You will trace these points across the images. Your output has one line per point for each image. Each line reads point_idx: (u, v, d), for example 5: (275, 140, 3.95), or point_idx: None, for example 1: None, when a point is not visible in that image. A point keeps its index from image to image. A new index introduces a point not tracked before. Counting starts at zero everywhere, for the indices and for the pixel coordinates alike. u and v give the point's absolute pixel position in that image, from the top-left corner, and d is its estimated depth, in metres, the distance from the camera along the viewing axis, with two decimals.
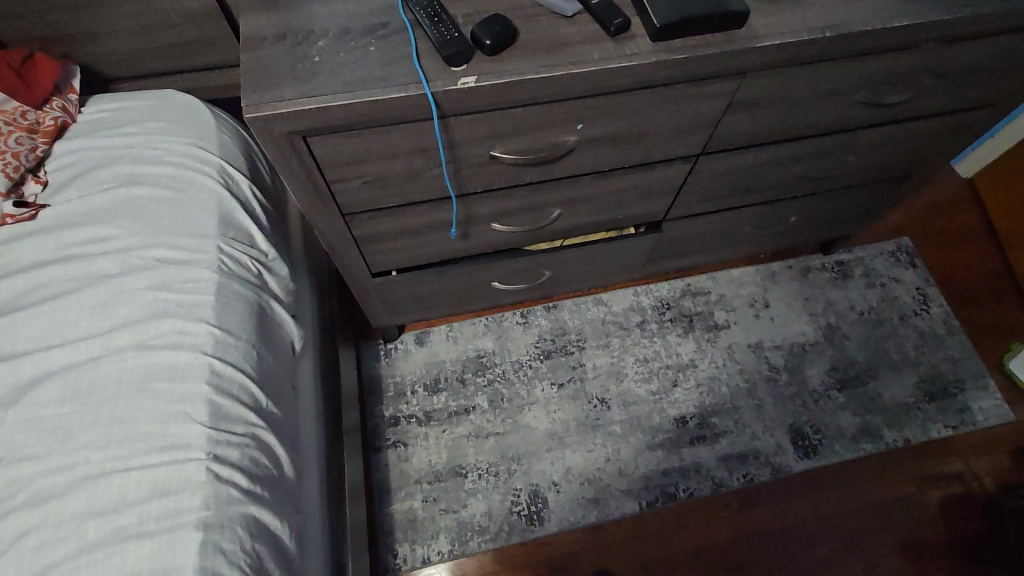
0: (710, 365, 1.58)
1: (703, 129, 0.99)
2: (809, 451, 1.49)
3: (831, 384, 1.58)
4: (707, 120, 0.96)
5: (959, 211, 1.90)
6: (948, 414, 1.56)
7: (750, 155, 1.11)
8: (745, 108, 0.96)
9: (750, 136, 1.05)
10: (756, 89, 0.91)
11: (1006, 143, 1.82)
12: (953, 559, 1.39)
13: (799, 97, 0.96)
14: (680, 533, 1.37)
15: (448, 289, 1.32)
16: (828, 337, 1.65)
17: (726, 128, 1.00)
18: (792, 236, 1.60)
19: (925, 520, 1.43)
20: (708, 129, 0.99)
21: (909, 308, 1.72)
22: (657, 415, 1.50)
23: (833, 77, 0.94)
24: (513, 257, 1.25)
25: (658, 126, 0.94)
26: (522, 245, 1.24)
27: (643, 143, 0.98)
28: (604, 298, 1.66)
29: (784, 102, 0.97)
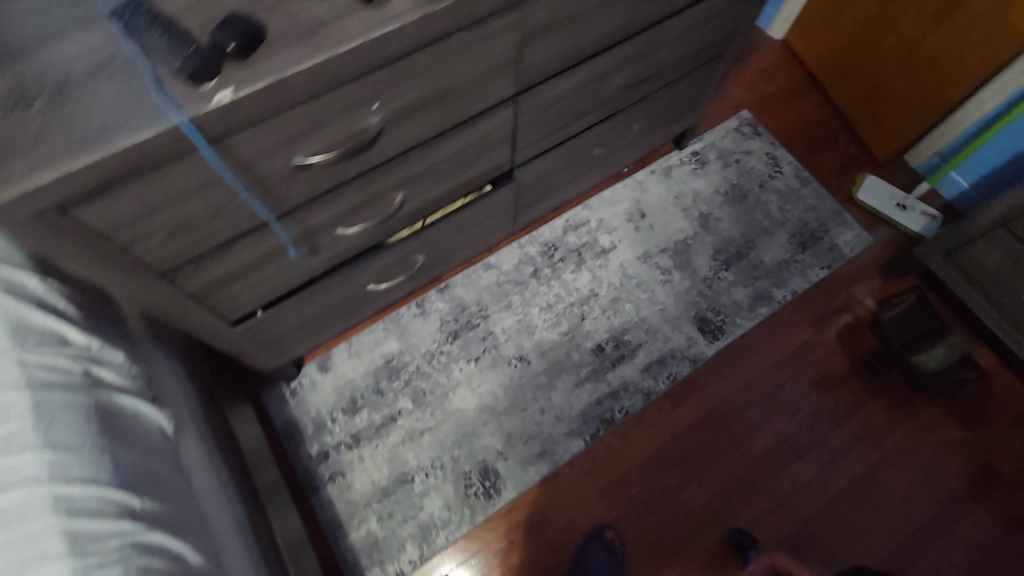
0: (609, 288, 1.63)
1: (511, 68, 0.93)
2: (717, 333, 1.60)
3: (718, 267, 1.68)
4: (510, 60, 0.91)
5: (780, 70, 2.03)
6: (820, 257, 1.71)
7: (568, 80, 1.08)
8: (543, 34, 0.92)
9: (558, 62, 1.02)
10: (545, 13, 0.88)
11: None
12: (856, 377, 1.56)
13: (585, 10, 0.94)
14: (625, 449, 1.44)
15: (324, 309, 1.25)
16: (703, 225, 1.74)
17: (534, 62, 0.97)
18: (642, 143, 1.64)
19: (824, 355, 1.59)
20: (516, 67, 0.94)
21: (765, 174, 1.83)
22: (575, 352, 1.55)
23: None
24: (377, 256, 1.19)
25: (463, 80, 0.88)
26: (381, 240, 1.18)
27: (455, 101, 0.92)
28: (492, 261, 1.65)
29: (573, 20, 0.94)
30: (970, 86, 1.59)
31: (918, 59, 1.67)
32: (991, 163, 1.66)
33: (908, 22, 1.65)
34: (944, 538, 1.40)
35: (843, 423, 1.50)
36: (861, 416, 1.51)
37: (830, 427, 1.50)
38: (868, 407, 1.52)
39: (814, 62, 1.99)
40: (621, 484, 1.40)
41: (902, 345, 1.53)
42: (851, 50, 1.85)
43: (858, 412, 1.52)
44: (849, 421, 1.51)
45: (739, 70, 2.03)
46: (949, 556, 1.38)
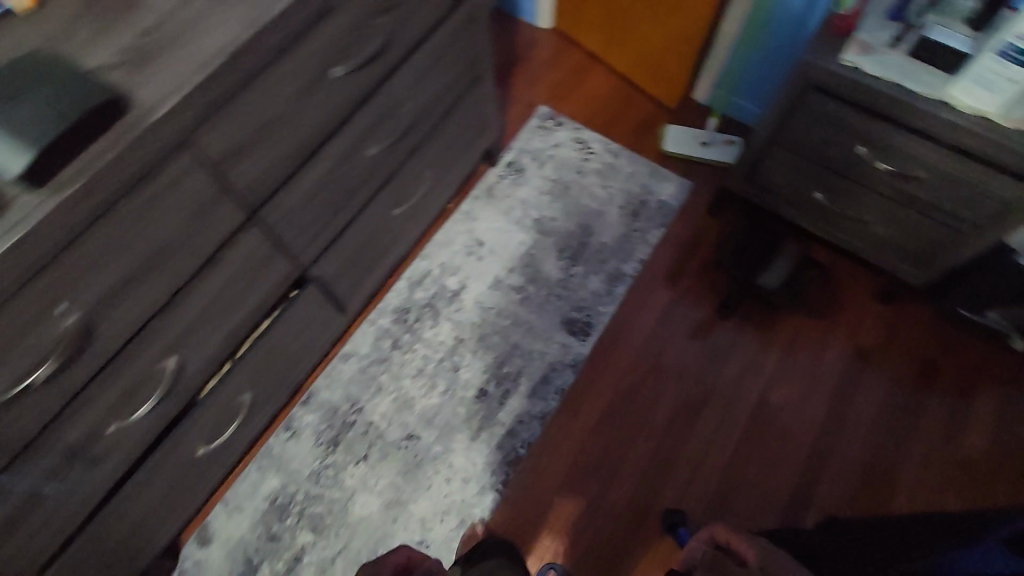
0: (473, 328, 1.59)
1: (221, 198, 0.86)
2: (587, 329, 1.61)
3: (568, 265, 1.69)
4: (212, 193, 0.84)
5: (558, 56, 2.08)
6: (654, 219, 1.76)
7: (308, 176, 1.01)
8: (238, 155, 0.85)
9: (283, 167, 0.95)
10: (222, 140, 0.81)
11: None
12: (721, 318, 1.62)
13: (278, 114, 0.88)
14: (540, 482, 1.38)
15: (160, 498, 1.11)
16: (540, 230, 1.74)
17: (245, 183, 0.89)
18: (448, 180, 1.61)
19: (691, 308, 1.63)
20: (226, 194, 0.87)
21: (579, 160, 1.86)
22: (461, 405, 1.50)
23: (288, 75, 0.86)
24: (189, 421, 1.07)
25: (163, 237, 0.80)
26: (184, 403, 1.05)
27: (170, 257, 0.83)
28: (348, 350, 1.55)
29: (268, 127, 0.88)
30: (701, 30, 1.68)
31: (660, 14, 1.76)
32: (754, 84, 1.78)
33: None
34: (840, 438, 1.48)
35: (725, 363, 1.56)
36: (739, 352, 1.58)
37: (716, 372, 1.55)
38: (742, 342, 1.59)
39: (586, 40, 2.05)
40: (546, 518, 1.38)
41: (749, 274, 1.59)
42: (609, 19, 1.92)
43: (736, 349, 1.58)
44: (731, 361, 1.57)
45: (524, 68, 2.05)
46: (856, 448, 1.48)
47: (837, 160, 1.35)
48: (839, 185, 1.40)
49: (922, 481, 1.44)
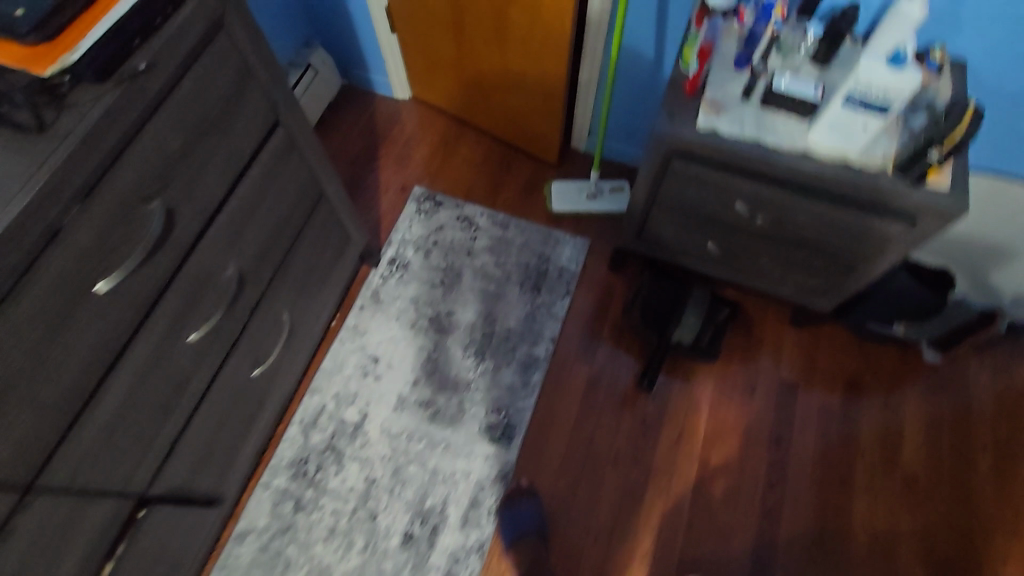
0: (384, 462, 1.41)
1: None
2: (510, 431, 1.46)
3: (475, 362, 1.54)
4: None
5: (425, 126, 1.93)
6: (556, 289, 1.65)
7: (103, 412, 0.82)
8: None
9: (59, 422, 0.75)
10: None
11: (397, 54, 1.82)
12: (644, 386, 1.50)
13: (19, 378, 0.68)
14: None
15: None
16: (438, 329, 1.58)
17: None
18: (321, 305, 1.42)
19: (613, 379, 1.52)
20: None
21: (466, 241, 1.72)
22: (386, 560, 1.32)
23: (11, 331, 0.65)
24: None
25: None
26: None
27: None
28: (243, 526, 1.34)
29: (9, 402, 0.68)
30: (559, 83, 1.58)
31: (513, 72, 1.64)
32: (625, 127, 1.70)
33: (483, 46, 1.61)
34: (784, 494, 1.41)
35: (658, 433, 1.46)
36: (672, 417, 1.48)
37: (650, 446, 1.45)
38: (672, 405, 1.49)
39: (449, 106, 1.91)
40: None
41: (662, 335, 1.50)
42: (465, 84, 1.78)
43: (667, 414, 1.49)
44: (665, 429, 1.47)
45: (390, 146, 1.89)
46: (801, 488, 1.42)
47: (718, 216, 1.26)
48: (726, 237, 1.32)
49: (874, 510, 1.41)
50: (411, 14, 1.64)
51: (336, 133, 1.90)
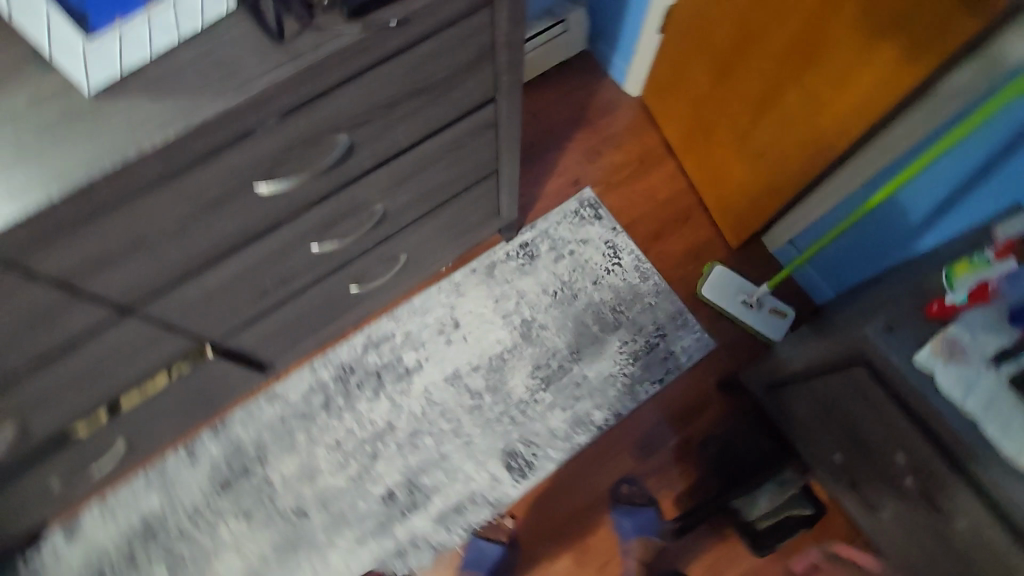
0: (409, 419, 1.45)
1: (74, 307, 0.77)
2: (526, 470, 1.42)
3: (536, 386, 1.49)
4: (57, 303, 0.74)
5: (633, 133, 1.78)
6: (652, 370, 1.52)
7: (213, 278, 0.90)
8: (95, 270, 0.74)
9: (173, 271, 0.83)
10: (68, 260, 0.70)
11: (651, 53, 1.66)
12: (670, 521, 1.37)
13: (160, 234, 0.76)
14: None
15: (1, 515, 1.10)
16: (524, 335, 1.54)
17: (113, 287, 0.79)
18: (438, 257, 1.43)
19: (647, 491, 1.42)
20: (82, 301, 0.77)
21: (599, 271, 1.61)
22: (362, 500, 1.38)
23: (169, 199, 0.71)
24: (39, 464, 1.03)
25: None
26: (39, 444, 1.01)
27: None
28: (276, 391, 1.45)
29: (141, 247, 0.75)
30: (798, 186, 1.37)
31: (753, 146, 1.44)
32: (831, 261, 1.50)
33: (740, 101, 1.42)
34: None
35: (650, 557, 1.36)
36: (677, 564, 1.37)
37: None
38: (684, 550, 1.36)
39: (669, 129, 1.73)
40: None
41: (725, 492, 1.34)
42: (696, 122, 1.59)
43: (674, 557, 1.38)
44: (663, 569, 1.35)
45: (588, 133, 1.78)
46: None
47: (865, 443, 1.07)
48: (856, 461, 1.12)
49: None
50: (688, 32, 1.48)
51: (548, 94, 1.82)
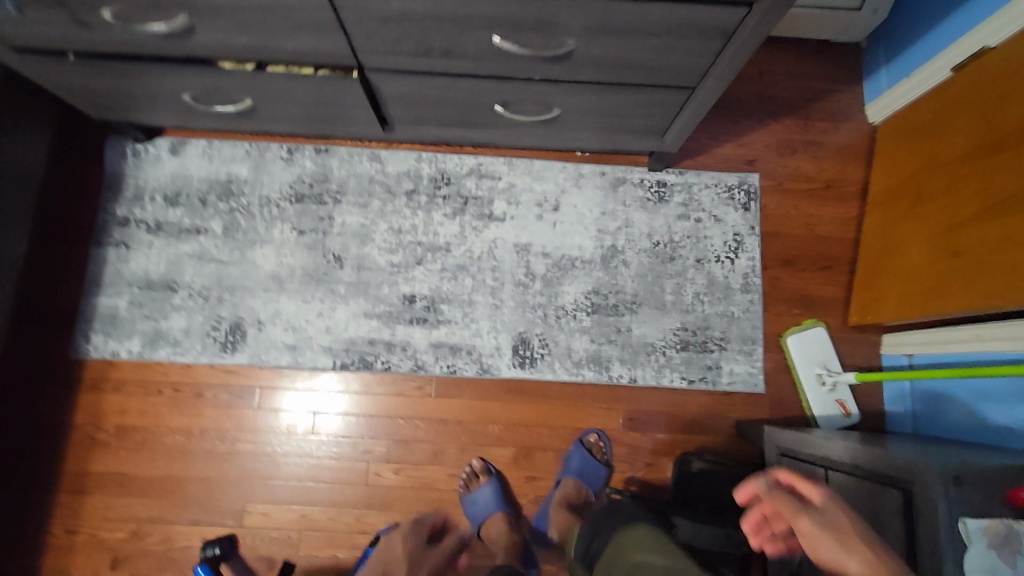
0: (463, 254, 1.48)
1: None
2: (526, 362, 1.44)
3: (582, 306, 1.47)
4: None
5: (840, 156, 1.58)
6: (690, 367, 1.45)
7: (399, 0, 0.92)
8: None
9: None
10: None
11: (909, 98, 1.45)
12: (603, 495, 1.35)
13: None
14: (386, 403, 1.43)
15: (137, 92, 1.25)
16: (604, 257, 1.50)
17: None
18: (582, 136, 1.39)
19: (609, 456, 1.41)
20: None
21: (710, 253, 1.51)
22: (387, 286, 1.46)
23: None
24: (183, 71, 1.15)
25: None
26: (193, 54, 1.11)
27: None
28: (381, 155, 1.53)
29: None
30: (969, 307, 1.16)
31: (951, 240, 1.22)
32: (939, 401, 1.32)
33: (964, 189, 1.20)
34: None
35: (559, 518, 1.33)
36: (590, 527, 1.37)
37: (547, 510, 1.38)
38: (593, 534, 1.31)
39: (876, 176, 1.52)
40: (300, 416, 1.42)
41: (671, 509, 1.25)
42: (910, 183, 1.38)
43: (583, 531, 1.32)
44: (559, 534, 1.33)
45: (797, 127, 1.60)
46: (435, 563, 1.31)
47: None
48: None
49: None
50: (969, 87, 1.25)
51: (788, 64, 1.63)
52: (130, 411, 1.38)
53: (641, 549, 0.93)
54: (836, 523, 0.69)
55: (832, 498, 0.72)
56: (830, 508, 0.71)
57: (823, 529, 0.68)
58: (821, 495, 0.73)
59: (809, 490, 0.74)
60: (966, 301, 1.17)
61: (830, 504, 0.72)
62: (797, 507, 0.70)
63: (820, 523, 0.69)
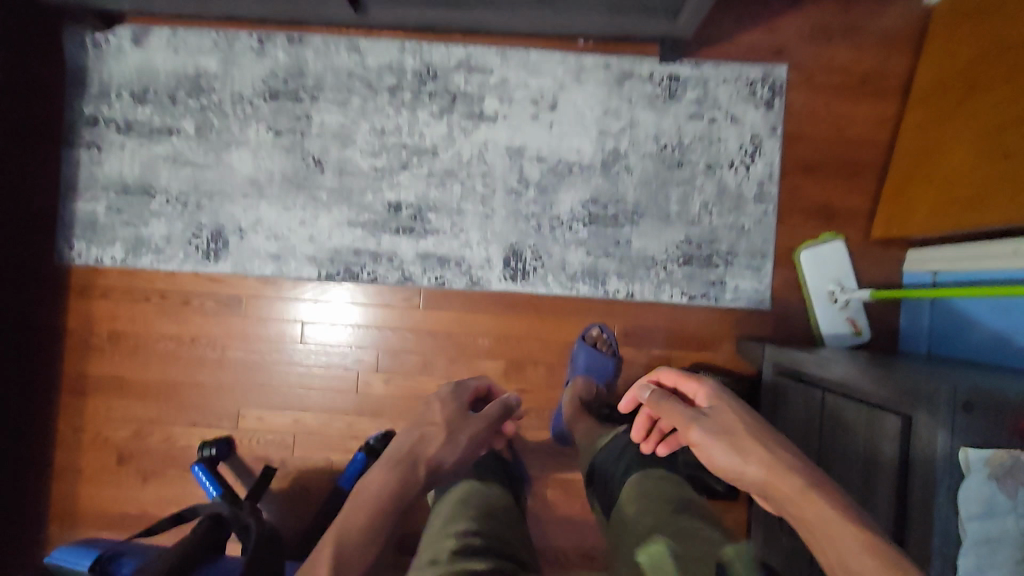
0: (452, 158, 1.37)
1: None
2: (517, 274, 1.37)
3: (579, 216, 1.37)
4: None
5: (885, 45, 1.37)
6: (692, 282, 1.36)
7: None
8: None
9: None
10: None
11: None
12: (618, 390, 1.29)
13: None
14: (375, 316, 1.39)
15: None
16: (604, 162, 1.37)
17: None
18: (581, 18, 1.22)
19: (616, 347, 1.35)
20: None
21: (723, 158, 1.37)
22: (370, 193, 1.38)
23: None
24: None
25: None
26: None
27: None
28: (360, 44, 1.38)
29: None
30: (1011, 218, 1.03)
31: (999, 142, 1.07)
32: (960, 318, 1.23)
33: None
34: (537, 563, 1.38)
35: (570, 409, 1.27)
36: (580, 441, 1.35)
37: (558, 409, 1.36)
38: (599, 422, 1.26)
39: (923, 67, 1.32)
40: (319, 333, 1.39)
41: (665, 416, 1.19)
42: (962, 74, 1.19)
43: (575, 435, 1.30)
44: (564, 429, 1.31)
45: (837, 9, 1.38)
46: (479, 430, 0.93)
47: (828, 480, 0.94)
48: None
49: None
50: None
51: None
52: (120, 317, 1.38)
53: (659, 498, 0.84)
54: (721, 421, 0.77)
55: (718, 400, 0.82)
56: (717, 408, 0.80)
57: (710, 431, 0.76)
58: (709, 397, 0.83)
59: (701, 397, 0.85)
60: (1008, 213, 1.04)
61: (716, 403, 0.81)
62: (684, 414, 0.80)
63: (705, 425, 0.77)
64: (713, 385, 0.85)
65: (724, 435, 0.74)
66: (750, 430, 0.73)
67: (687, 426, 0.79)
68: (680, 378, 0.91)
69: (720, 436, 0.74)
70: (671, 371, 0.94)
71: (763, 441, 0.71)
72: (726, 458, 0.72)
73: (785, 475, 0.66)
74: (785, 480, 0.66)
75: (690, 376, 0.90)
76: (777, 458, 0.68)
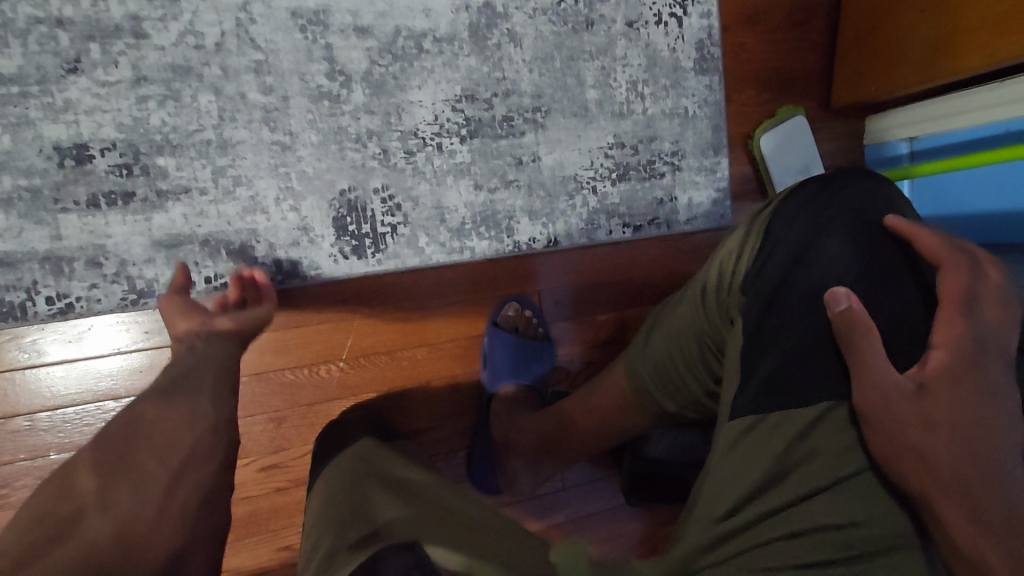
0: (178, 40, 0.68)
1: None
2: (361, 245, 0.76)
3: (450, 127, 0.79)
4: None
5: None
6: (635, 206, 0.88)
7: None
8: None
9: None
10: None
11: None
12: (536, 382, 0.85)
13: None
14: (96, 379, 0.71)
15: None
16: (475, 26, 0.79)
17: None
18: None
19: (542, 324, 0.88)
20: None
21: (646, 10, 0.87)
22: (2, 131, 0.64)
23: None
24: None
25: None
26: None
27: None
28: None
29: None
30: (1006, 57, 0.78)
31: None
32: (954, 187, 0.88)
33: None
34: None
35: (614, 368, 0.69)
36: (529, 493, 0.84)
37: (484, 424, 0.84)
38: (592, 444, 0.71)
39: None
40: (35, 410, 0.70)
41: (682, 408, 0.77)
42: None
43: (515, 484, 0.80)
44: (512, 461, 0.79)
45: None
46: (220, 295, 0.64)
47: None
48: None
49: None
50: None
51: None
52: None
53: (825, 463, 0.49)
54: (935, 390, 0.47)
55: (952, 369, 0.47)
56: (939, 380, 0.47)
57: (901, 401, 0.47)
58: (943, 359, 0.48)
59: (933, 350, 0.49)
60: (999, 48, 0.78)
61: (938, 375, 0.47)
62: (881, 357, 0.48)
63: (903, 392, 0.47)
64: (959, 330, 0.48)
65: (925, 437, 0.46)
66: (961, 445, 0.45)
67: (866, 383, 0.48)
68: (920, 250, 0.53)
69: (917, 439, 0.46)
70: (926, 232, 0.53)
71: (979, 471, 0.45)
72: (919, 450, 0.46)
73: (962, 528, 0.43)
74: (957, 521, 0.44)
75: (954, 263, 0.51)
76: (978, 511, 0.44)
